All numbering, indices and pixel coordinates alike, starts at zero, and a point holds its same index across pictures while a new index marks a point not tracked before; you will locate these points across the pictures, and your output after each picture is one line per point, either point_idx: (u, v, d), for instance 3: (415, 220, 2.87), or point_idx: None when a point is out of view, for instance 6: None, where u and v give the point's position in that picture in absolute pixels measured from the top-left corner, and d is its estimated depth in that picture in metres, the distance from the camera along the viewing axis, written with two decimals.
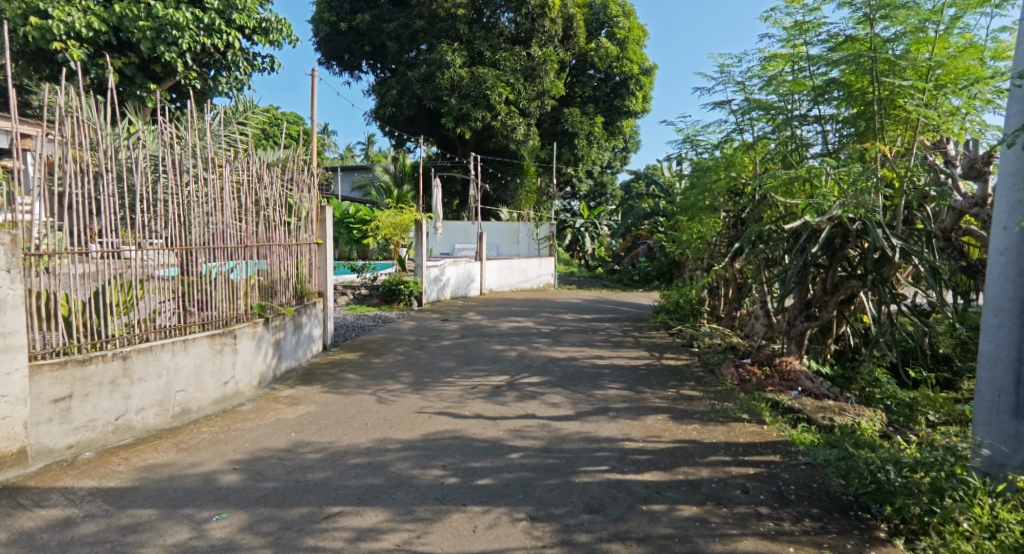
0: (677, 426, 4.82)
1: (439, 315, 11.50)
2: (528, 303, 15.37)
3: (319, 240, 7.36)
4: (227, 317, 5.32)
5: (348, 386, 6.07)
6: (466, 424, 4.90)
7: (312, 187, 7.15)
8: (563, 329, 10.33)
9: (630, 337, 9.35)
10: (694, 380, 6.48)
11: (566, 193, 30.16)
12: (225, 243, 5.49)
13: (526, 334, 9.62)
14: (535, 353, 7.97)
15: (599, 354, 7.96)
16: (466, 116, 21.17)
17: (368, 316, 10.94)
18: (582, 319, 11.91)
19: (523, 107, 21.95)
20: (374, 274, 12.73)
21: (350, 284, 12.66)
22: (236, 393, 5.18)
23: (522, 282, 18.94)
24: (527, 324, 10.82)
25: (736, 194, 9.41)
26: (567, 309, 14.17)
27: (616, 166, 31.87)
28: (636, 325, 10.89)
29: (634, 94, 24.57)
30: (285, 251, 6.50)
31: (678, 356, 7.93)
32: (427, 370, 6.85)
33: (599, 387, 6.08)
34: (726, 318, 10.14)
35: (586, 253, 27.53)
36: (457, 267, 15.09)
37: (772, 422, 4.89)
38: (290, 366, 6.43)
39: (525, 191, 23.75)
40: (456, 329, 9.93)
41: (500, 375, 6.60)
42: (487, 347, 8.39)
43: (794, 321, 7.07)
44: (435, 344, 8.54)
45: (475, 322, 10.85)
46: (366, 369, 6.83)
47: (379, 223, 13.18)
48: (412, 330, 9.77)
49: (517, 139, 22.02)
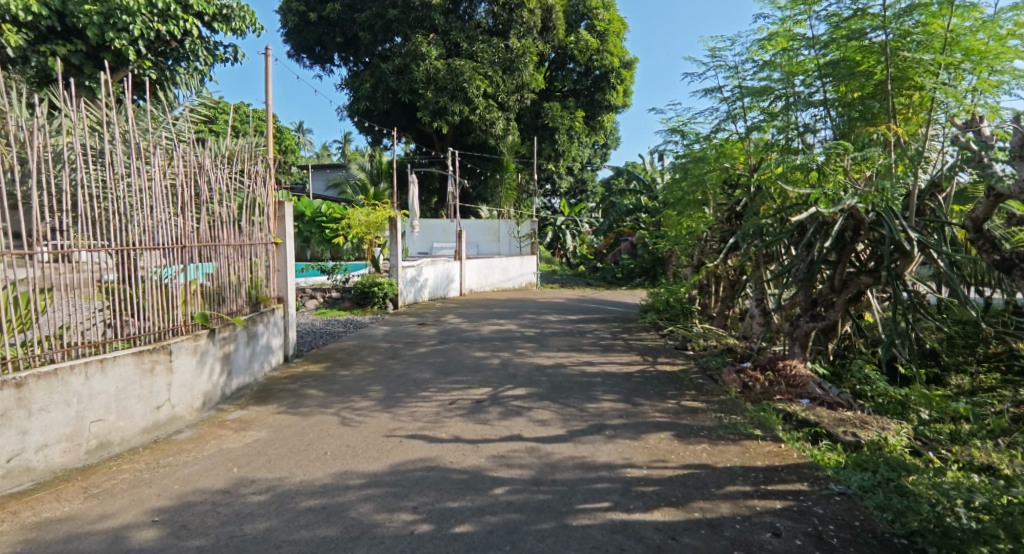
0: (684, 447, 4.20)
1: (416, 319, 10.81)
2: (510, 303, 14.74)
3: (278, 240, 6.66)
4: (162, 330, 4.59)
5: (308, 404, 5.35)
6: (443, 450, 4.23)
7: (268, 180, 6.43)
8: (548, 331, 9.71)
9: (620, 340, 8.74)
10: (695, 388, 5.87)
11: (546, 190, 29.58)
12: (159, 243, 4.74)
13: (509, 338, 8.97)
14: (520, 360, 7.34)
15: (589, 360, 7.34)
16: (443, 110, 20.48)
17: (339, 321, 10.20)
18: (567, 320, 11.31)
19: (501, 100, 21.25)
20: (345, 276, 11.97)
21: (320, 287, 11.89)
22: (173, 418, 4.50)
23: (503, 281, 18.26)
24: (510, 326, 10.18)
25: (729, 185, 8.88)
26: (550, 309, 13.55)
27: (597, 163, 31.38)
28: (625, 327, 10.30)
29: (615, 88, 24.00)
30: (235, 252, 5.79)
31: (673, 360, 7.33)
32: (400, 383, 6.16)
33: (592, 400, 5.46)
34: (719, 318, 9.62)
35: (567, 251, 26.93)
36: (434, 267, 14.38)
37: (790, 440, 4.23)
38: (243, 382, 5.71)
39: (505, 187, 23.11)
40: (434, 334, 9.25)
41: (482, 387, 5.94)
42: (467, 354, 7.73)
43: (797, 320, 6.37)
44: (411, 352, 7.84)
45: (455, 326, 10.17)
46: (332, 383, 6.11)
47: (351, 221, 12.44)
48: (387, 335, 9.07)
49: (496, 134, 21.34)
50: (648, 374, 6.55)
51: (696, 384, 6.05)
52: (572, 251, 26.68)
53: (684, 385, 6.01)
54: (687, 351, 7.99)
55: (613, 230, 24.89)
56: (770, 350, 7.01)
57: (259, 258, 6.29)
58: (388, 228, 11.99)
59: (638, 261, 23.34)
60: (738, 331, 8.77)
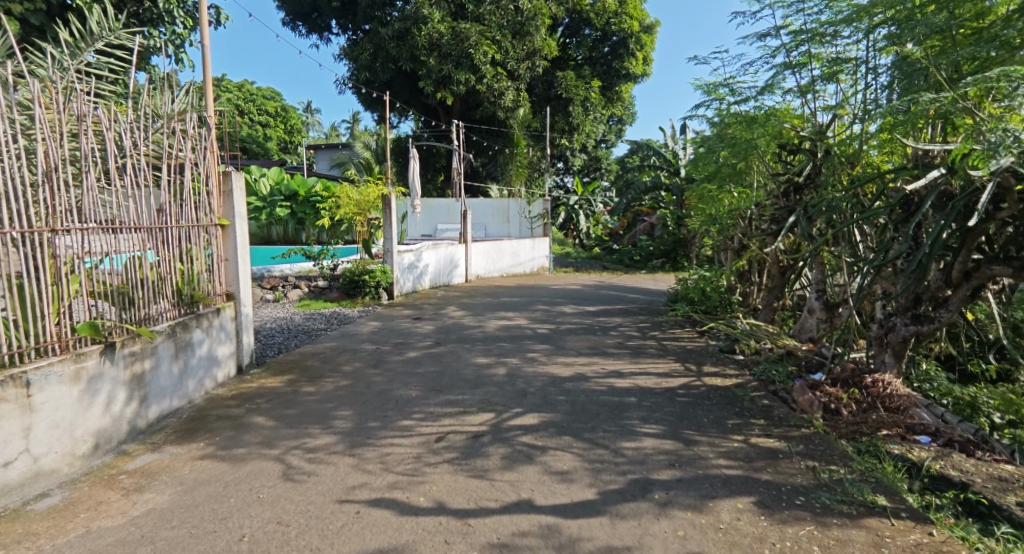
0: (779, 530, 2.78)
1: (412, 312, 9.45)
2: (519, 291, 13.33)
3: (224, 221, 5.25)
4: (17, 351, 3.19)
5: (247, 440, 3.97)
6: (417, 535, 2.84)
7: (206, 144, 5.01)
8: (564, 328, 8.31)
9: (651, 341, 7.32)
10: (763, 416, 4.44)
11: (559, 168, 28.00)
12: (19, 225, 3.28)
13: (519, 337, 7.58)
14: (531, 369, 5.94)
15: (617, 370, 5.93)
16: (447, 78, 19.11)
17: (323, 317, 8.85)
18: (586, 313, 9.87)
19: (511, 68, 19.75)
20: (335, 262, 10.52)
21: (306, 275, 10.55)
22: (35, 476, 3.17)
23: (512, 266, 16.83)
24: (519, 321, 8.77)
25: (784, 152, 7.43)
26: (564, 298, 12.16)
27: (612, 140, 29.80)
28: (654, 321, 8.86)
29: (634, 55, 22.33)
30: (155, 235, 4.38)
31: (723, 369, 5.88)
32: (378, 406, 4.78)
33: (629, 436, 4.04)
34: (765, 310, 8.20)
35: (580, 233, 25.17)
36: (436, 250, 13.01)
37: (940, 521, 2.79)
38: (171, 407, 4.37)
39: (515, 164, 21.37)
40: (430, 331, 7.87)
41: (481, 415, 4.55)
42: (467, 360, 6.34)
43: (893, 323, 4.92)
44: (399, 357, 6.47)
45: (455, 321, 8.79)
46: (290, 404, 4.74)
47: (338, 202, 10.99)
48: (374, 334, 7.71)
49: (505, 106, 19.87)
50: (696, 392, 5.12)
51: (762, 407, 4.61)
52: (585, 233, 24.97)
53: (746, 409, 4.58)
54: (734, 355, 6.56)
55: (631, 210, 23.33)
56: (847, 358, 5.55)
57: (197, 244, 4.90)
58: (381, 209, 10.60)
59: (657, 242, 21.85)
60: (794, 330, 7.33)
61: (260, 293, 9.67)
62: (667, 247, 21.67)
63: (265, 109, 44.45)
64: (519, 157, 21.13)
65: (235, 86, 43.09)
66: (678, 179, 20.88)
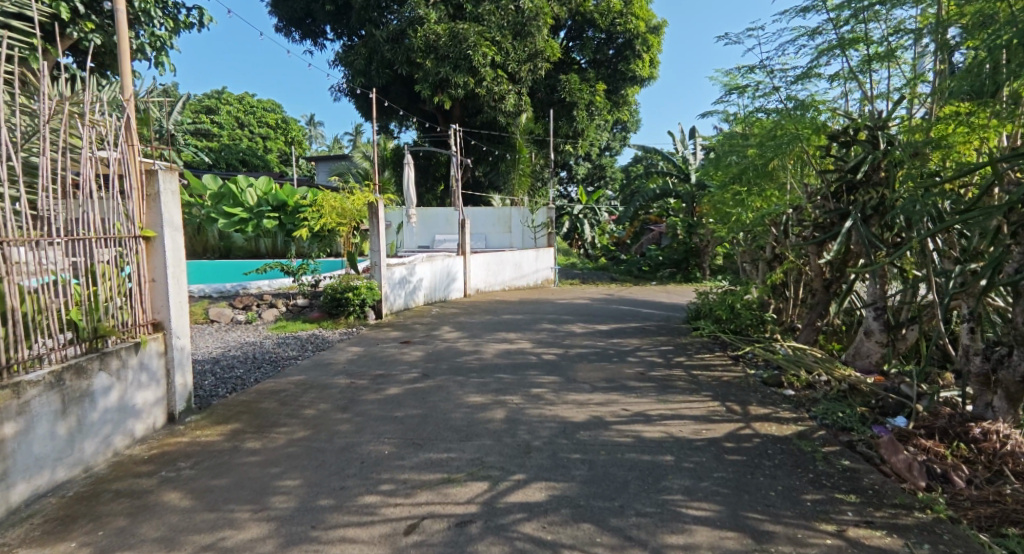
0: None
1: (400, 335, 8.33)
2: (521, 307, 12.20)
3: (148, 231, 4.13)
4: None
5: (140, 537, 2.85)
6: None
7: (118, 135, 3.89)
8: (573, 353, 7.19)
9: (678, 370, 6.20)
10: (852, 489, 3.30)
11: (562, 177, 26.97)
12: None
13: (521, 366, 6.44)
14: (536, 412, 4.81)
15: (642, 412, 4.80)
16: (445, 81, 18.12)
17: (298, 341, 7.75)
18: (597, 333, 8.73)
19: (512, 71, 18.78)
20: (316, 278, 9.42)
21: (284, 292, 9.43)
22: None
23: (515, 279, 15.71)
24: (521, 345, 7.64)
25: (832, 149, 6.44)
26: (571, 315, 11.04)
27: (616, 148, 28.86)
28: (677, 345, 7.71)
29: (640, 56, 21.40)
30: (34, 251, 3.24)
31: (776, 412, 4.74)
32: (337, 473, 3.66)
33: (674, 526, 2.91)
34: (807, 330, 7.11)
35: (585, 243, 23.99)
36: (431, 263, 11.96)
37: None
38: (51, 480, 3.22)
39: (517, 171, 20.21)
40: (418, 360, 6.75)
41: (470, 487, 3.43)
42: (458, 398, 5.22)
43: (1009, 357, 3.85)
44: (377, 394, 5.35)
45: (448, 345, 7.67)
46: (221, 469, 3.62)
47: (319, 212, 9.87)
48: (351, 363, 6.59)
49: (506, 111, 18.91)
50: (749, 448, 3.98)
51: (845, 473, 3.45)
52: (590, 243, 23.71)
53: (823, 477, 3.43)
54: (782, 390, 5.43)
55: (638, 218, 22.25)
56: (940, 399, 4.45)
57: (108, 261, 3.78)
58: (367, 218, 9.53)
59: (666, 252, 20.72)
60: (850, 357, 6.27)
61: (230, 313, 8.57)
62: (677, 257, 20.54)
63: (265, 121, 43.80)
64: (522, 165, 19.96)
65: (235, 99, 42.53)
66: (688, 186, 19.81)
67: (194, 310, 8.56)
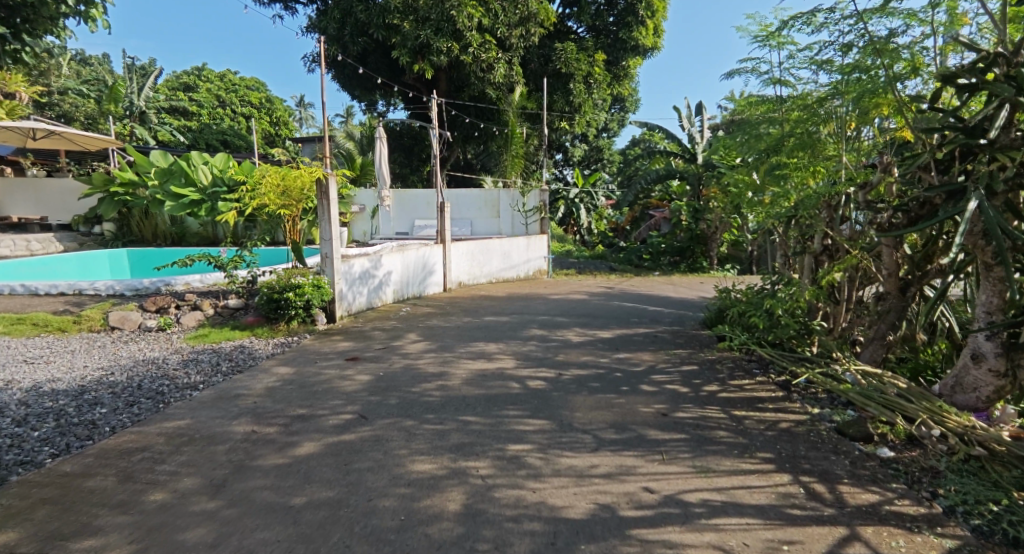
0: None
1: (350, 348, 6.60)
2: (507, 304, 10.50)
3: None
4: None
5: None
6: None
7: None
8: (568, 377, 5.51)
9: (714, 411, 4.52)
10: None
11: (556, 160, 25.27)
12: None
13: (498, 404, 4.74)
14: (513, 500, 3.12)
15: (675, 500, 3.11)
16: (425, 47, 16.29)
17: (217, 356, 5.95)
18: (598, 345, 7.02)
19: (501, 36, 16.96)
20: (253, 272, 7.59)
21: (215, 291, 7.56)
22: None
23: (503, 270, 13.98)
24: (501, 365, 5.94)
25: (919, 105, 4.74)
26: (565, 316, 9.33)
27: (614, 129, 27.02)
28: (703, 365, 6.01)
29: (643, 23, 19.51)
30: None
31: (889, 502, 3.04)
32: None
33: None
34: (871, 347, 5.71)
35: (580, 228, 21.97)
36: (403, 254, 10.26)
37: None
38: None
39: (510, 152, 17.85)
40: (361, 390, 5.02)
41: None
42: (399, 466, 3.52)
43: None
44: (282, 453, 3.62)
45: (407, 363, 5.97)
46: None
47: (254, 190, 8.07)
48: (269, 393, 4.86)
49: (495, 81, 17.09)
50: None
51: None
52: (587, 229, 21.93)
53: None
54: (873, 447, 3.80)
55: (638, 202, 20.51)
56: None
57: None
58: (316, 199, 7.82)
59: (669, 239, 19.08)
60: (952, 389, 4.65)
61: (138, 318, 6.79)
62: (681, 244, 18.85)
63: (247, 99, 41.50)
64: (514, 144, 17.70)
65: (216, 76, 40.26)
66: (694, 166, 18.10)
67: (90, 314, 6.77)
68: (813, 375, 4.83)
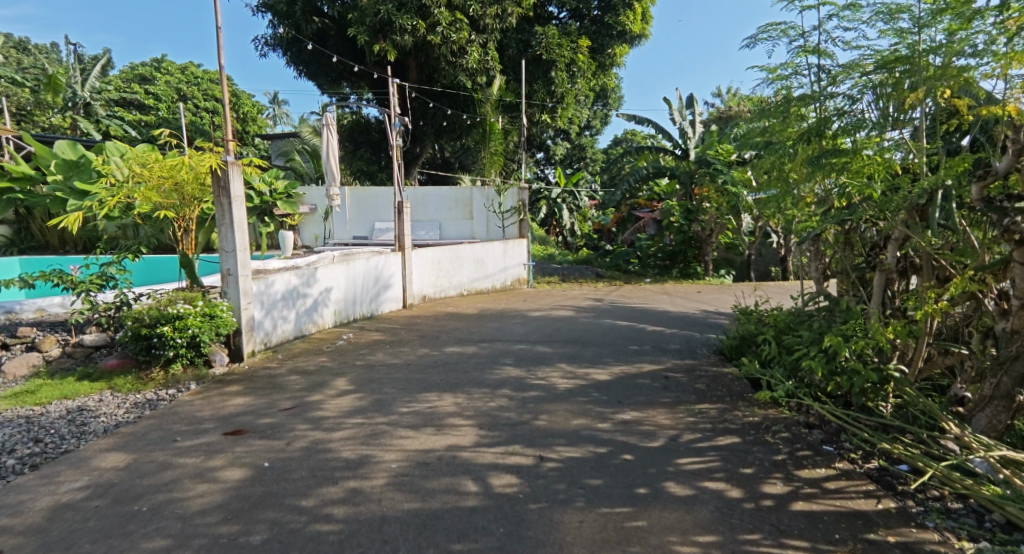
0: None
1: (242, 410, 4.60)
2: (476, 325, 8.52)
3: None
4: None
5: None
6: None
7: None
8: (552, 469, 3.60)
9: None
10: None
11: (536, 158, 23.51)
12: None
13: (437, 541, 2.80)
14: None
15: None
16: (388, 25, 14.44)
17: (23, 434, 3.96)
18: (593, 397, 5.10)
19: (473, 16, 15.13)
20: (123, 291, 5.62)
21: (57, 325, 5.81)
22: None
23: (475, 280, 12.04)
24: (453, 443, 3.99)
25: None
26: (548, 343, 7.42)
27: (597, 126, 25.26)
28: (750, 437, 4.11)
29: (630, 7, 17.86)
30: None
31: None
32: None
33: None
34: (989, 411, 3.94)
35: (563, 230, 20.02)
36: (346, 265, 8.27)
37: None
38: None
39: (487, 149, 15.92)
40: (213, 508, 3.05)
41: None
42: None
43: None
44: None
45: (314, 441, 4.02)
46: None
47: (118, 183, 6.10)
48: (50, 521, 2.90)
49: (468, 67, 15.23)
50: None
51: None
52: (570, 230, 20.02)
53: None
54: None
55: (624, 202, 18.66)
56: None
57: None
58: (213, 194, 5.86)
59: (659, 243, 17.36)
60: None
61: None
62: (672, 247, 17.10)
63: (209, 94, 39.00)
64: (493, 140, 15.79)
65: (176, 67, 37.64)
66: (686, 163, 16.33)
67: None
68: (937, 470, 3.09)
